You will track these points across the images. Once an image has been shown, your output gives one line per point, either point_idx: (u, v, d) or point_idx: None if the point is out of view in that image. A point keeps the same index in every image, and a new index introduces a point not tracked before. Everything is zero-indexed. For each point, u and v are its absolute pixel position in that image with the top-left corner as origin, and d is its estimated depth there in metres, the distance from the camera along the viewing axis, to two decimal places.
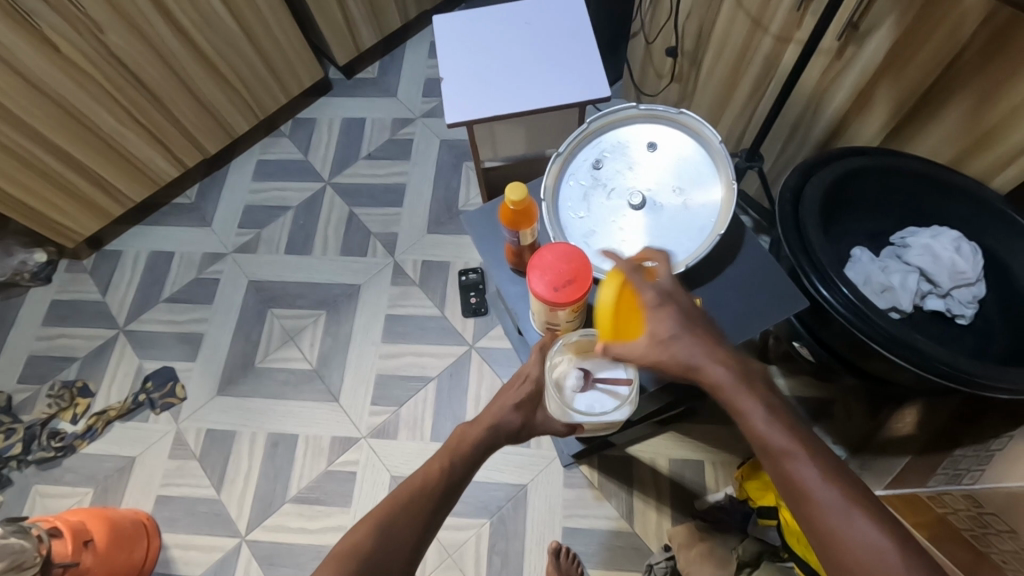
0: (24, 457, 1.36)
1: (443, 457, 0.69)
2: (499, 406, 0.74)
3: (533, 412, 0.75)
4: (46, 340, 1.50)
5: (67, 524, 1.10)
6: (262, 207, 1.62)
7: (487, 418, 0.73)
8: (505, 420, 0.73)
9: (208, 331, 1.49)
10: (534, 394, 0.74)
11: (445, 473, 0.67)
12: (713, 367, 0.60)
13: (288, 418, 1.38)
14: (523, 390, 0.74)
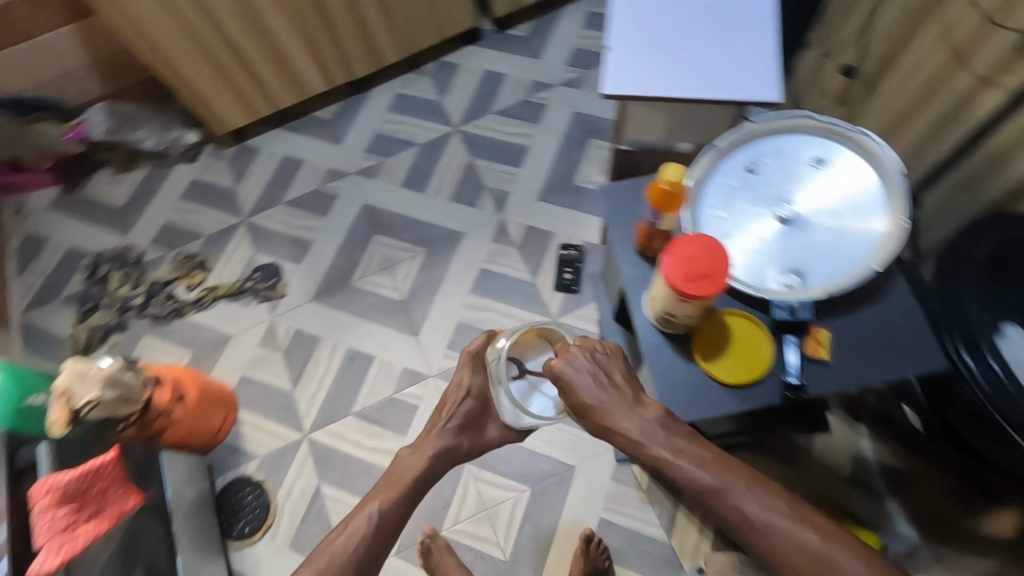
0: (143, 309, 1.52)
1: (382, 500, 0.86)
2: (435, 437, 0.93)
3: (481, 429, 0.96)
4: (180, 212, 1.65)
5: (169, 377, 1.21)
6: (390, 138, 1.69)
7: (423, 462, 0.91)
8: (443, 444, 0.93)
9: (317, 241, 1.58)
10: (475, 409, 0.95)
11: (390, 509, 0.85)
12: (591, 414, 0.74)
13: (368, 339, 1.45)
14: (467, 411, 0.95)
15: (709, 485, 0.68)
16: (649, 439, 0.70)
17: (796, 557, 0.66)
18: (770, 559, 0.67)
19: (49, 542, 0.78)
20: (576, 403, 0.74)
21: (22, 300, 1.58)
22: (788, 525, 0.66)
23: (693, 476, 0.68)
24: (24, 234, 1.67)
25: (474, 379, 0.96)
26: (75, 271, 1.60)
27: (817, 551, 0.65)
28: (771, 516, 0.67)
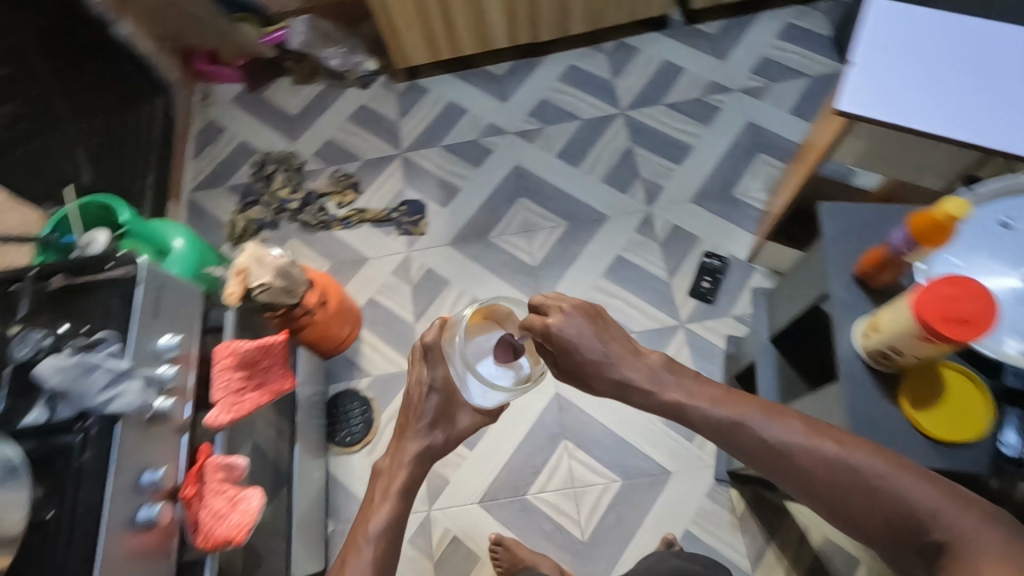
0: (295, 214, 1.61)
1: (372, 513, 0.81)
2: (415, 434, 0.90)
3: (451, 420, 0.93)
4: (345, 132, 1.74)
5: (319, 281, 1.29)
6: (555, 107, 1.69)
7: (403, 471, 0.86)
8: (419, 439, 0.90)
9: (464, 189, 1.62)
10: (437, 404, 0.91)
11: (387, 514, 0.80)
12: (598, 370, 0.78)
13: (493, 295, 1.48)
14: (432, 411, 0.91)
15: (725, 422, 0.72)
16: (663, 386, 0.77)
17: (830, 472, 0.66)
18: (810, 484, 0.67)
19: (224, 397, 0.87)
20: (576, 362, 0.79)
21: (193, 179, 1.72)
22: (812, 441, 0.67)
23: (703, 409, 0.74)
24: (206, 120, 1.81)
25: (437, 369, 0.91)
26: (243, 164, 1.73)
27: (842, 458, 0.66)
28: (792, 436, 0.68)
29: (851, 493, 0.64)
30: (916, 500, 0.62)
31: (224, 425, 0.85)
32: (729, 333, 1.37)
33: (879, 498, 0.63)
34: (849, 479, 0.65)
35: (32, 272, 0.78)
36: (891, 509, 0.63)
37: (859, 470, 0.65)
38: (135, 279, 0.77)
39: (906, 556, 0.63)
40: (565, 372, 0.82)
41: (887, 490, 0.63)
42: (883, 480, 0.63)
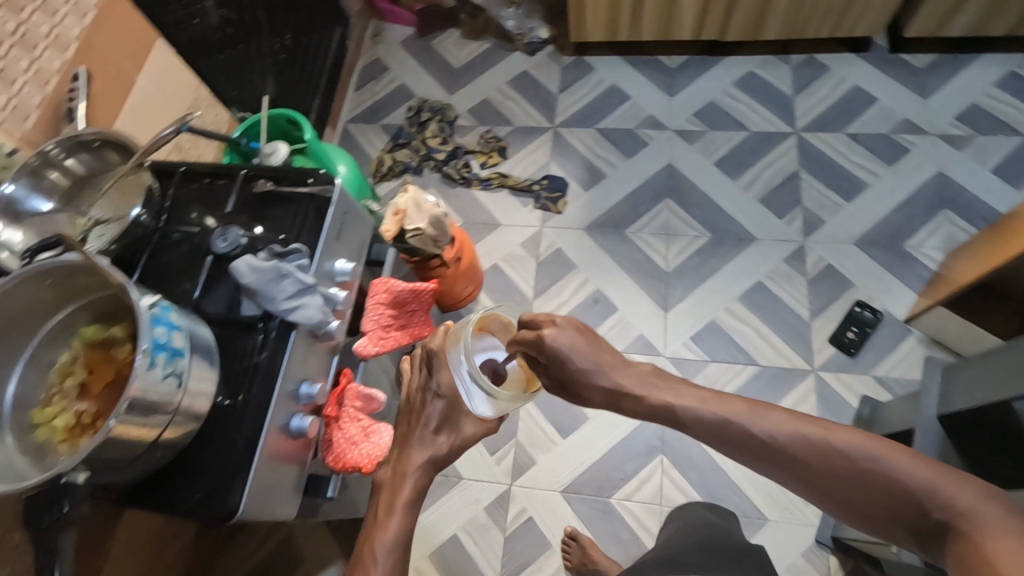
0: (440, 165, 1.63)
1: (371, 534, 0.69)
2: (428, 438, 0.76)
3: (458, 424, 0.78)
4: (502, 95, 1.73)
5: (460, 236, 1.28)
6: (723, 112, 1.60)
7: (411, 479, 0.73)
8: (428, 448, 0.76)
9: (609, 177, 1.57)
10: (445, 408, 0.78)
11: (392, 534, 0.68)
12: (584, 379, 0.71)
13: (619, 290, 1.44)
14: (439, 413, 0.78)
15: (714, 419, 0.65)
16: (644, 386, 0.70)
17: (827, 463, 0.60)
18: (807, 475, 0.61)
19: (373, 330, 0.90)
20: (567, 372, 0.71)
21: (351, 110, 1.78)
22: (799, 432, 0.62)
23: (688, 406, 0.67)
24: (374, 56, 1.86)
25: (440, 374, 0.78)
26: (400, 106, 1.76)
27: (833, 444, 0.60)
28: (781, 429, 0.62)
29: (852, 483, 0.58)
30: (915, 480, 0.57)
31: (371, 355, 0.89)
32: (866, 393, 1.26)
33: (875, 483, 0.58)
34: (846, 466, 0.59)
35: (242, 173, 0.83)
36: (888, 492, 0.57)
37: (847, 453, 0.59)
38: (329, 200, 0.80)
39: (914, 543, 0.57)
40: (553, 382, 0.74)
41: (888, 479, 0.57)
42: (879, 464, 0.58)
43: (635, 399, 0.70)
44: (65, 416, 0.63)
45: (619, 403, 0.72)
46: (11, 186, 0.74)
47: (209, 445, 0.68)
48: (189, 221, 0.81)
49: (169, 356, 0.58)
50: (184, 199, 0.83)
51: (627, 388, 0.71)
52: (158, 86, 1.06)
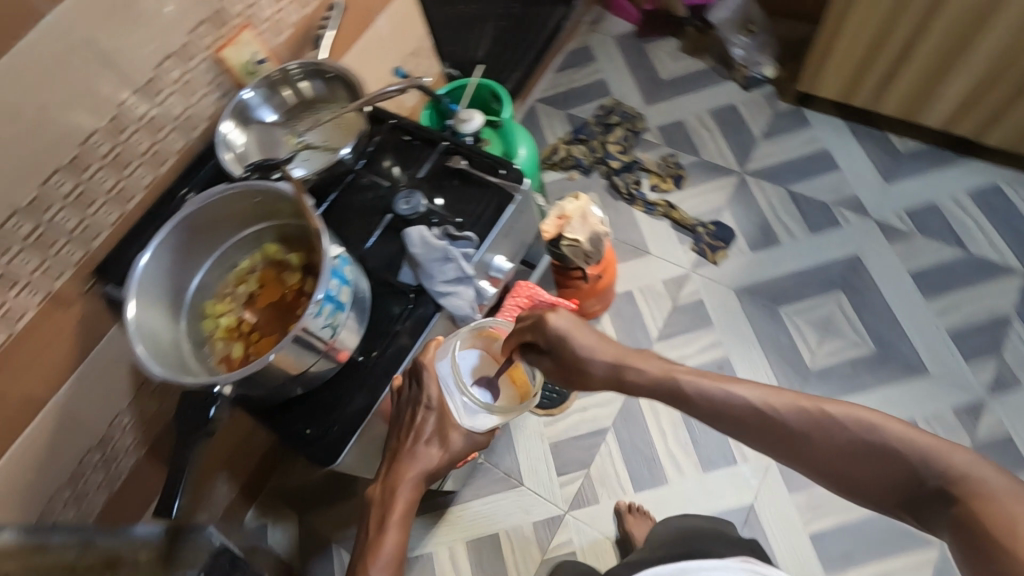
0: (611, 173, 1.58)
1: (365, 548, 0.67)
2: (420, 451, 0.72)
3: (446, 439, 0.73)
4: (699, 122, 1.64)
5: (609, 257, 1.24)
6: (943, 220, 1.40)
7: (404, 489, 0.70)
8: (422, 460, 0.71)
9: (782, 247, 1.44)
10: (439, 421, 0.72)
11: (391, 551, 0.66)
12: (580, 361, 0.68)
13: (750, 367, 1.33)
14: (433, 428, 0.72)
15: (704, 387, 0.62)
16: (638, 356, 0.67)
17: (822, 437, 0.56)
18: (800, 448, 0.57)
19: None
20: (565, 354, 0.69)
21: (544, 90, 1.77)
22: (790, 402, 0.58)
23: (687, 382, 0.63)
24: (585, 43, 1.82)
25: (428, 390, 0.71)
26: (592, 101, 1.72)
27: (826, 414, 0.57)
28: (772, 398, 0.59)
29: (843, 449, 0.55)
30: (912, 449, 0.53)
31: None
32: None
33: (869, 452, 0.54)
34: (841, 438, 0.55)
35: (443, 143, 0.84)
36: (883, 458, 0.54)
37: (844, 420, 0.56)
38: (512, 197, 0.79)
39: (910, 517, 0.54)
40: (555, 368, 0.70)
41: (883, 451, 0.54)
42: (874, 433, 0.54)
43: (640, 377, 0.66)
44: (228, 318, 0.69)
45: (621, 383, 0.67)
46: (254, 93, 0.82)
47: (336, 386, 0.72)
48: (380, 172, 0.84)
49: (334, 305, 0.62)
50: (383, 149, 0.86)
51: (629, 365, 0.67)
52: (396, 25, 1.09)
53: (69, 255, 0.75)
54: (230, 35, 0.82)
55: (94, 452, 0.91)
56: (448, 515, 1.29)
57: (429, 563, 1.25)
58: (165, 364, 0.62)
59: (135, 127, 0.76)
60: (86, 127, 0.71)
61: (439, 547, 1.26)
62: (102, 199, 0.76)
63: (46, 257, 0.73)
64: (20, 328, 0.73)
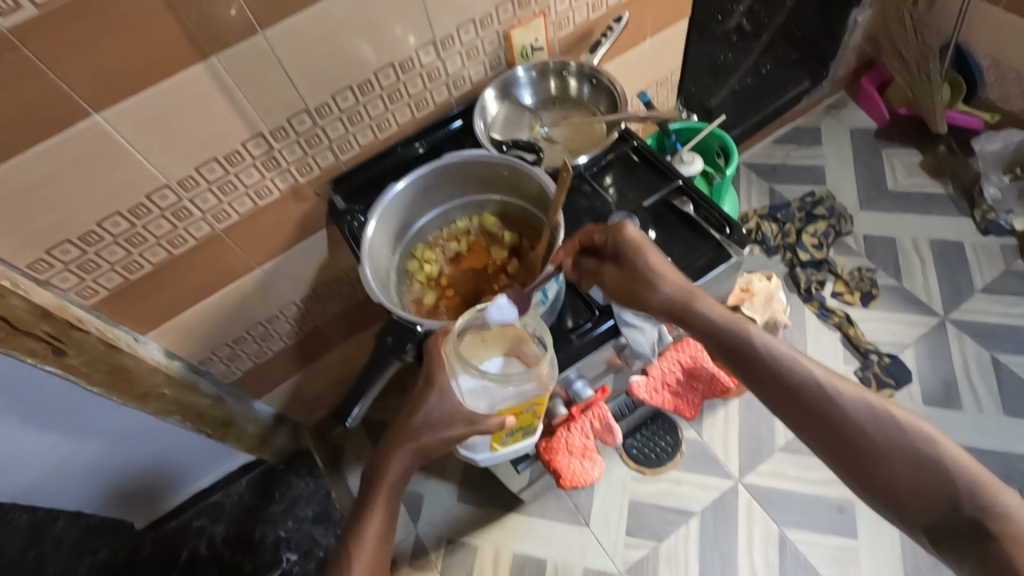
0: (796, 263, 1.48)
1: (351, 523, 0.64)
2: (411, 427, 0.64)
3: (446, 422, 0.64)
4: (914, 247, 1.49)
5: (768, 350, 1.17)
6: None
7: (396, 466, 0.65)
8: (417, 438, 0.64)
9: (962, 415, 1.28)
10: (438, 405, 0.64)
11: (373, 535, 0.62)
12: (640, 274, 0.68)
13: (873, 523, 1.20)
14: (436, 411, 0.64)
15: (767, 352, 0.62)
16: (709, 298, 0.67)
17: (874, 431, 0.55)
18: (842, 435, 0.56)
19: (655, 378, 0.88)
20: (632, 267, 0.68)
21: (757, 154, 1.69)
22: (853, 390, 0.58)
23: (752, 336, 0.63)
24: (816, 124, 1.72)
25: (430, 367, 0.65)
26: (802, 184, 1.62)
27: (883, 412, 0.56)
28: (837, 383, 0.59)
29: (890, 449, 0.54)
30: (962, 472, 0.51)
31: (637, 397, 0.89)
32: None
33: (917, 462, 0.53)
34: (892, 438, 0.54)
35: (676, 181, 0.83)
36: (926, 473, 0.52)
37: (901, 424, 0.55)
38: (727, 258, 0.76)
39: (932, 541, 0.51)
40: (617, 276, 0.70)
41: (929, 463, 0.52)
42: (932, 447, 0.53)
43: (704, 320, 0.65)
44: (432, 267, 0.75)
45: (677, 317, 0.67)
46: (526, 72, 0.89)
47: None
48: (600, 189, 0.85)
49: (542, 299, 0.68)
50: (612, 167, 0.87)
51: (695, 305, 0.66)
52: (657, 51, 1.09)
53: (321, 158, 0.84)
54: (524, 18, 0.85)
55: (259, 326, 1.01)
56: (505, 519, 1.29)
57: (471, 554, 1.26)
58: (379, 284, 0.69)
59: (417, 72, 0.83)
60: (383, 58, 0.78)
61: (486, 544, 1.27)
62: (365, 123, 0.84)
63: (305, 153, 0.82)
64: (262, 205, 0.83)
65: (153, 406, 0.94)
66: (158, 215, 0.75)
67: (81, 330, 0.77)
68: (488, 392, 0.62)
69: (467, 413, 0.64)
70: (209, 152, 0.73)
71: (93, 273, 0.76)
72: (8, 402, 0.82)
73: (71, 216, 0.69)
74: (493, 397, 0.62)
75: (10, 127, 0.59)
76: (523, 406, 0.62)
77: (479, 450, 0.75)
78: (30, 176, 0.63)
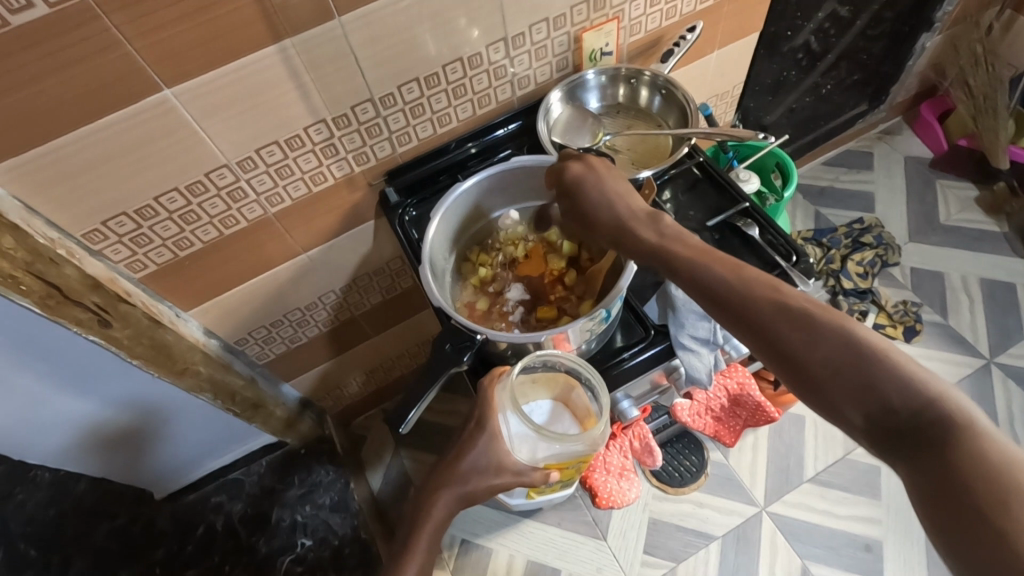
0: (838, 291, 1.43)
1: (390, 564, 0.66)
2: (456, 473, 0.68)
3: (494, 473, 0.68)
4: (962, 285, 1.44)
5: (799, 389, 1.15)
6: None
7: (438, 510, 0.67)
8: (463, 483, 0.67)
9: None
10: (487, 450, 0.68)
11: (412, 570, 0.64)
12: (585, 211, 0.66)
13: (901, 566, 1.17)
14: (482, 457, 0.68)
15: (696, 262, 0.55)
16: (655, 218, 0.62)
17: (792, 323, 0.48)
18: (775, 344, 0.49)
19: (698, 404, 0.90)
20: (580, 204, 0.66)
21: (805, 175, 1.65)
22: (772, 285, 0.51)
23: (674, 244, 0.58)
24: (868, 149, 1.67)
25: (483, 409, 0.68)
26: (850, 210, 1.58)
27: (815, 317, 0.48)
28: (756, 279, 0.52)
29: (809, 336, 0.47)
30: (902, 373, 0.43)
31: (678, 419, 0.93)
32: None
33: (839, 347, 0.46)
34: (824, 339, 0.46)
35: (743, 203, 0.80)
36: (853, 365, 0.45)
37: (822, 313, 0.48)
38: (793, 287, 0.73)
39: (866, 432, 0.44)
40: (566, 217, 0.68)
41: (851, 346, 0.45)
42: (853, 330, 0.46)
43: (640, 237, 0.60)
44: (487, 270, 0.74)
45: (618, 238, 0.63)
46: (595, 76, 0.87)
47: None
48: (659, 203, 0.83)
49: (606, 315, 0.66)
50: (675, 182, 0.85)
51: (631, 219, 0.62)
52: (723, 65, 1.06)
53: (379, 150, 0.82)
54: (598, 22, 0.83)
55: (297, 312, 1.00)
56: (522, 525, 1.27)
57: (485, 557, 1.25)
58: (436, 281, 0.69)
59: (484, 69, 0.81)
60: (452, 53, 0.77)
61: (501, 548, 1.25)
62: (427, 117, 0.82)
63: (364, 143, 0.80)
64: (316, 190, 0.82)
65: (188, 382, 0.92)
66: (214, 194, 0.74)
67: (127, 302, 0.76)
68: (539, 442, 0.66)
69: (514, 464, 0.68)
70: (271, 136, 0.72)
71: (145, 247, 0.75)
72: (47, 367, 0.81)
73: (130, 190, 0.69)
74: (537, 448, 0.67)
75: (83, 96, 0.58)
76: (568, 461, 0.67)
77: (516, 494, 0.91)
78: (96, 145, 0.63)
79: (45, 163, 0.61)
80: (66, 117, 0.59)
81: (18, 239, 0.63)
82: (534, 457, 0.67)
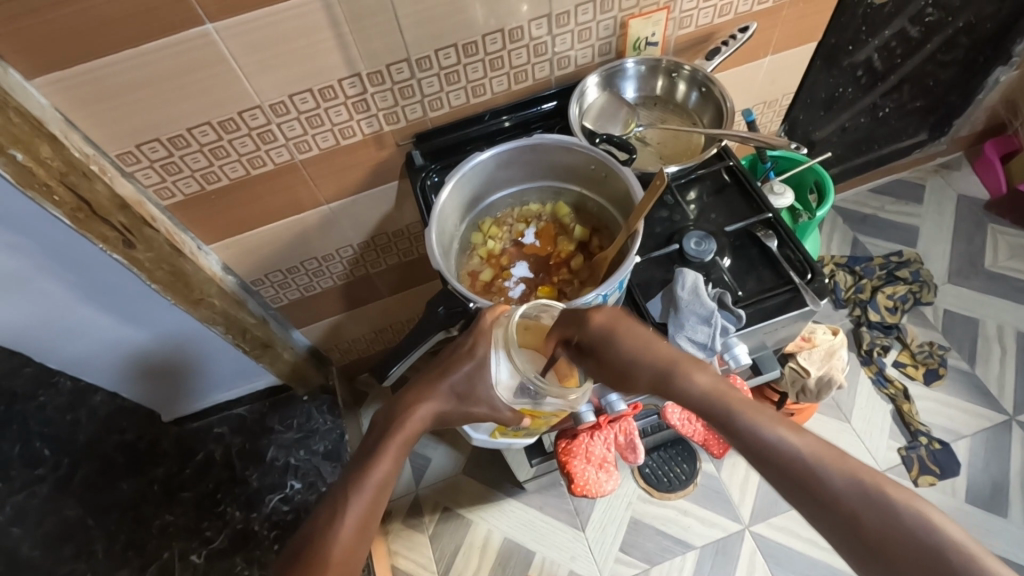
0: (863, 322, 1.40)
1: (353, 469, 0.62)
2: (439, 390, 0.67)
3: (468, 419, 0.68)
4: (996, 335, 1.38)
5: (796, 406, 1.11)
6: None
7: (411, 424, 0.65)
8: (442, 402, 0.67)
9: (1006, 523, 1.19)
10: (469, 377, 0.67)
11: (374, 486, 0.60)
12: (608, 355, 0.58)
13: None
14: (462, 381, 0.68)
15: (714, 412, 0.50)
16: (695, 364, 0.54)
17: (844, 495, 0.43)
18: (819, 511, 0.43)
19: (691, 408, 0.89)
20: (608, 362, 0.58)
21: (851, 201, 1.59)
22: (810, 445, 0.45)
23: (698, 377, 0.53)
24: (922, 181, 1.60)
25: (477, 339, 0.67)
26: (891, 242, 1.52)
27: (828, 468, 0.44)
28: (794, 437, 0.46)
29: (858, 510, 0.42)
30: (922, 523, 0.40)
31: (667, 421, 0.91)
32: None
33: (899, 530, 0.40)
34: (875, 517, 0.41)
35: (766, 214, 0.79)
36: (918, 551, 0.39)
37: (861, 481, 0.43)
38: (803, 305, 0.72)
39: None
40: (598, 370, 0.59)
41: (906, 527, 0.40)
42: (904, 506, 0.41)
43: (658, 377, 0.55)
44: (495, 245, 0.77)
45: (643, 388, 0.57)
46: (635, 66, 0.86)
47: None
48: (682, 202, 0.82)
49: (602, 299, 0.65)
50: (701, 183, 0.84)
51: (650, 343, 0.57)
52: (775, 71, 1.03)
53: (411, 112, 0.83)
54: (647, 9, 0.81)
55: (313, 261, 1.03)
56: (504, 503, 1.29)
57: (464, 528, 1.27)
58: (441, 252, 0.70)
59: (524, 44, 0.80)
60: (495, 23, 0.76)
61: (480, 522, 1.27)
62: (461, 85, 0.83)
63: (397, 103, 0.81)
64: (344, 144, 0.83)
65: (201, 312, 0.95)
66: (245, 132, 0.76)
67: (152, 227, 0.79)
68: (520, 388, 0.66)
69: (492, 399, 0.68)
70: (305, 82, 0.74)
71: (174, 176, 0.78)
72: (77, 280, 0.85)
73: (163, 118, 0.71)
74: (523, 392, 0.66)
75: (125, 19, 0.60)
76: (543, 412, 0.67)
77: (480, 432, 0.78)
78: (138, 68, 0.65)
79: (88, 78, 0.64)
80: (110, 39, 0.61)
81: (55, 149, 0.66)
82: (514, 397, 0.67)
